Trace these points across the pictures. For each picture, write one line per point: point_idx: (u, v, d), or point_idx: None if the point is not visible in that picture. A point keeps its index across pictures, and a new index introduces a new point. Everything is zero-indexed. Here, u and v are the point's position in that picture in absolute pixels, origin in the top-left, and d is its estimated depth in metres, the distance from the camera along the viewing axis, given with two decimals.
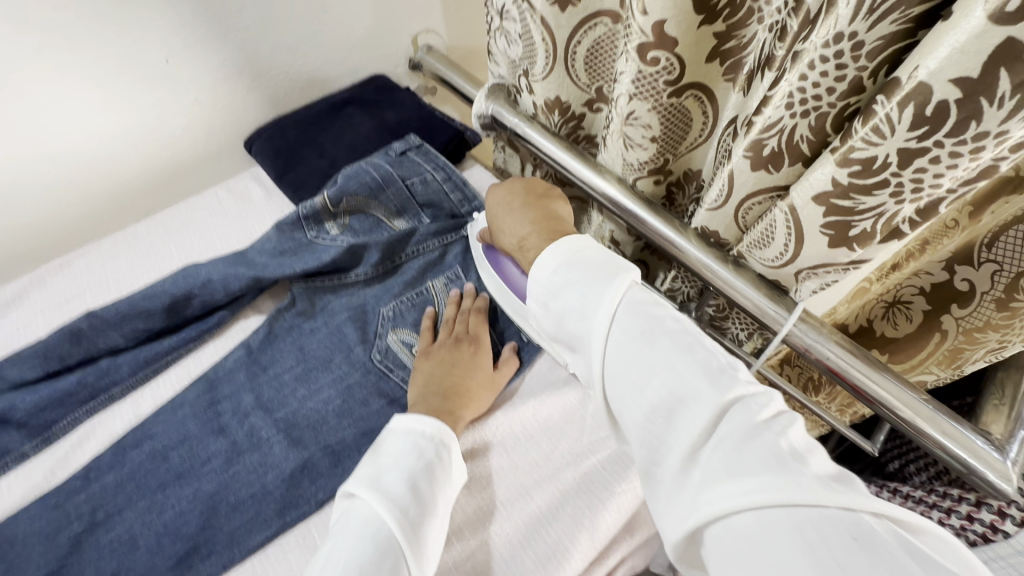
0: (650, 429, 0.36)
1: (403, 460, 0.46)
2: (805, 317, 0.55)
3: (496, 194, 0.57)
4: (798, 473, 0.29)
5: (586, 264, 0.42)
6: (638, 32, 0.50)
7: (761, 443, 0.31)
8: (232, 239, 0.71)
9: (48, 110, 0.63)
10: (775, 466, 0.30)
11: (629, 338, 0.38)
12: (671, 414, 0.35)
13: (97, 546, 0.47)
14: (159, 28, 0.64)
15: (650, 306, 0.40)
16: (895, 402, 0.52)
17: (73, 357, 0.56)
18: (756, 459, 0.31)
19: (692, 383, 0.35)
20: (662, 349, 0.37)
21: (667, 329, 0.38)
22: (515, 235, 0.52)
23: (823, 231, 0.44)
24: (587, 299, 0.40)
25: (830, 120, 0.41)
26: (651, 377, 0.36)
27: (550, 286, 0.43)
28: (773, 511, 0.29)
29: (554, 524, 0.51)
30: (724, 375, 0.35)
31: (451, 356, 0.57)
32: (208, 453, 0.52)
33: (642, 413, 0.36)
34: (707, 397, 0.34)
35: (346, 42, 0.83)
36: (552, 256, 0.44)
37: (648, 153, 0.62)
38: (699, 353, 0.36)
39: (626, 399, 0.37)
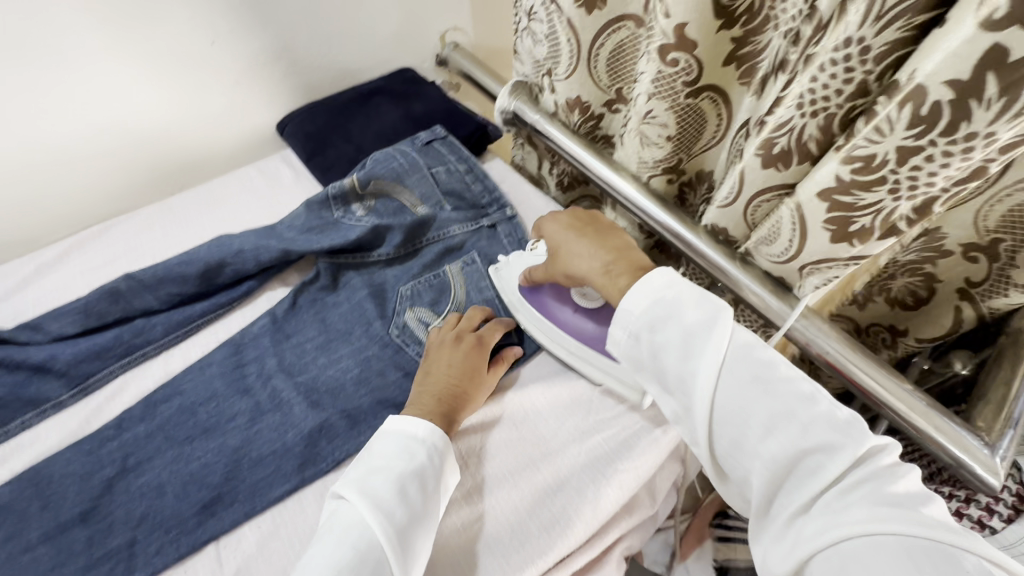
0: (769, 477, 0.38)
1: (393, 463, 0.47)
2: (806, 313, 0.58)
3: (555, 222, 0.56)
4: (907, 508, 0.33)
5: (688, 306, 0.44)
6: (660, 34, 0.53)
7: (876, 488, 0.34)
8: (261, 216, 0.74)
9: (99, 84, 0.67)
10: (887, 503, 0.33)
11: (741, 383, 0.41)
12: (792, 462, 0.38)
13: (127, 489, 0.50)
14: (208, 13, 0.68)
15: (754, 349, 0.42)
16: (889, 396, 0.54)
17: (111, 315, 0.59)
18: (867, 498, 0.34)
19: (825, 436, 0.37)
20: (778, 396, 0.40)
21: (776, 374, 0.41)
22: (590, 265, 0.51)
23: (826, 226, 0.47)
24: (694, 341, 0.43)
25: (837, 120, 0.44)
26: (776, 428, 0.39)
27: (651, 321, 0.45)
28: (877, 536, 0.32)
29: (559, 494, 0.53)
30: (853, 428, 0.38)
31: (452, 355, 0.57)
32: (233, 411, 0.55)
33: (762, 461, 0.39)
34: (844, 449, 0.36)
35: (379, 35, 0.86)
36: (649, 287, 0.46)
37: (664, 151, 0.65)
38: (821, 405, 0.39)
39: (743, 446, 0.40)
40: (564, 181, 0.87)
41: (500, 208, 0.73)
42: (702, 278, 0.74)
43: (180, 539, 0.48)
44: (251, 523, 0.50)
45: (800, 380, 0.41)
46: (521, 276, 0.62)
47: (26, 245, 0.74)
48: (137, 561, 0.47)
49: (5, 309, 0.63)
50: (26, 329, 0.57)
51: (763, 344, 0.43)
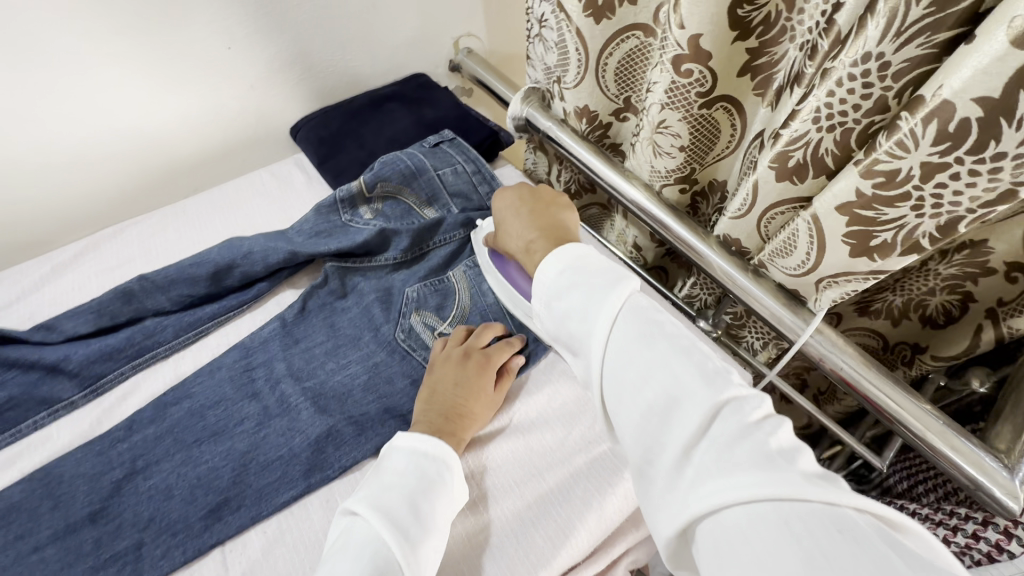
0: (647, 428, 0.36)
1: (407, 479, 0.47)
2: (821, 328, 0.57)
3: (503, 197, 0.59)
4: (784, 468, 0.30)
5: (591, 270, 0.44)
6: (673, 45, 0.53)
7: (756, 445, 0.32)
8: (273, 219, 0.75)
9: (117, 89, 0.68)
10: (763, 463, 0.30)
11: (631, 339, 0.39)
12: (665, 411, 0.36)
13: (135, 491, 0.51)
14: (223, 19, 0.69)
15: (654, 311, 0.41)
16: (899, 411, 0.54)
17: (123, 316, 0.60)
18: (747, 458, 0.31)
19: (691, 383, 0.36)
20: (659, 348, 0.38)
21: (666, 332, 0.39)
22: (518, 240, 0.55)
23: (845, 240, 0.46)
24: (589, 300, 0.42)
25: (855, 135, 0.43)
26: (649, 377, 0.37)
27: (556, 286, 0.45)
28: (759, 503, 0.29)
29: (565, 503, 0.53)
30: (719, 378, 0.36)
31: (458, 373, 0.56)
32: (241, 415, 0.56)
33: (639, 411, 0.37)
34: (703, 397, 0.35)
35: (393, 41, 0.87)
36: (562, 257, 0.46)
37: (676, 161, 0.64)
38: (698, 356, 0.38)
39: (624, 398, 0.38)
40: (571, 188, 0.87)
41: None
42: (713, 289, 0.74)
43: (187, 543, 0.49)
44: (257, 527, 0.51)
45: (686, 338, 0.40)
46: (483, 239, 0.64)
47: (44, 244, 0.75)
48: (144, 563, 0.47)
49: (20, 308, 0.64)
50: (40, 329, 0.58)
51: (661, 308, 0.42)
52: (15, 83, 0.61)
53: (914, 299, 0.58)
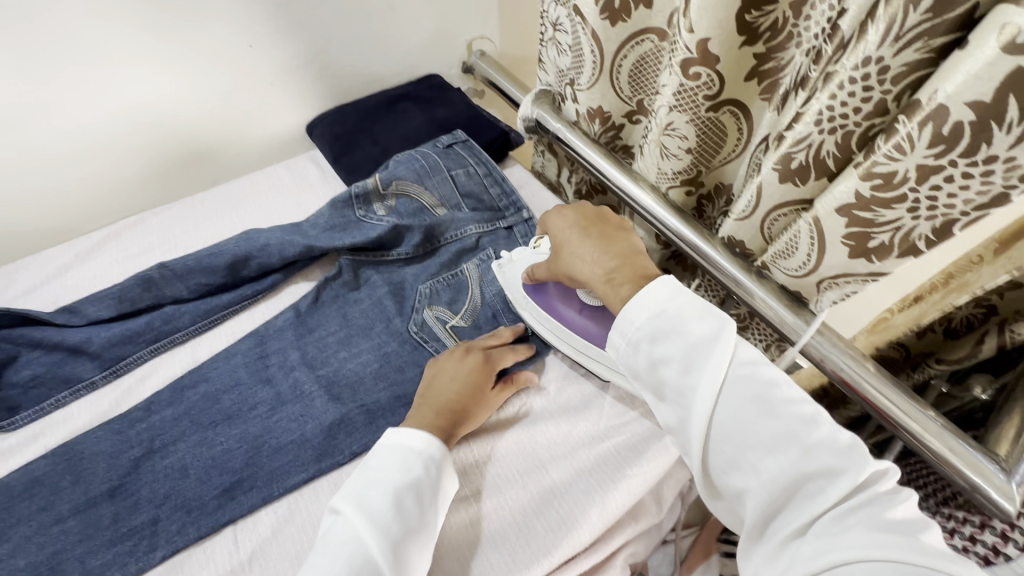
0: (766, 495, 0.40)
1: (390, 476, 0.47)
2: (823, 330, 0.58)
3: (564, 217, 0.57)
4: (906, 535, 0.34)
5: (692, 317, 0.44)
6: (683, 49, 0.54)
7: (873, 513, 0.36)
8: (289, 213, 0.77)
9: (141, 83, 0.70)
10: (884, 530, 0.35)
11: (742, 401, 0.42)
12: (793, 483, 0.39)
13: (152, 470, 0.53)
14: (248, 18, 0.72)
15: (760, 366, 0.43)
16: (905, 416, 0.54)
17: (143, 302, 0.62)
18: (866, 526, 0.35)
19: (828, 460, 0.38)
20: (782, 418, 0.41)
21: (781, 396, 0.42)
22: (593, 270, 0.52)
23: (844, 241, 0.48)
24: (694, 357, 0.43)
25: (855, 138, 0.44)
26: (775, 453, 0.40)
27: (650, 330, 0.45)
28: (869, 563, 0.34)
29: (568, 496, 0.54)
30: (854, 452, 0.39)
31: (456, 369, 0.57)
32: (255, 400, 0.57)
33: (762, 482, 0.40)
34: (845, 475, 0.37)
35: (409, 42, 0.89)
36: (654, 298, 0.46)
37: (683, 163, 0.66)
38: (822, 427, 0.40)
39: (738, 464, 0.41)
40: (581, 190, 0.89)
41: (517, 211, 0.74)
42: (717, 291, 0.75)
43: (201, 520, 0.50)
44: (268, 508, 0.52)
45: (804, 402, 0.41)
46: (525, 276, 0.61)
47: (67, 233, 0.78)
48: (159, 538, 0.49)
49: (43, 293, 0.66)
50: (63, 312, 0.60)
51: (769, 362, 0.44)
52: (44, 75, 0.64)
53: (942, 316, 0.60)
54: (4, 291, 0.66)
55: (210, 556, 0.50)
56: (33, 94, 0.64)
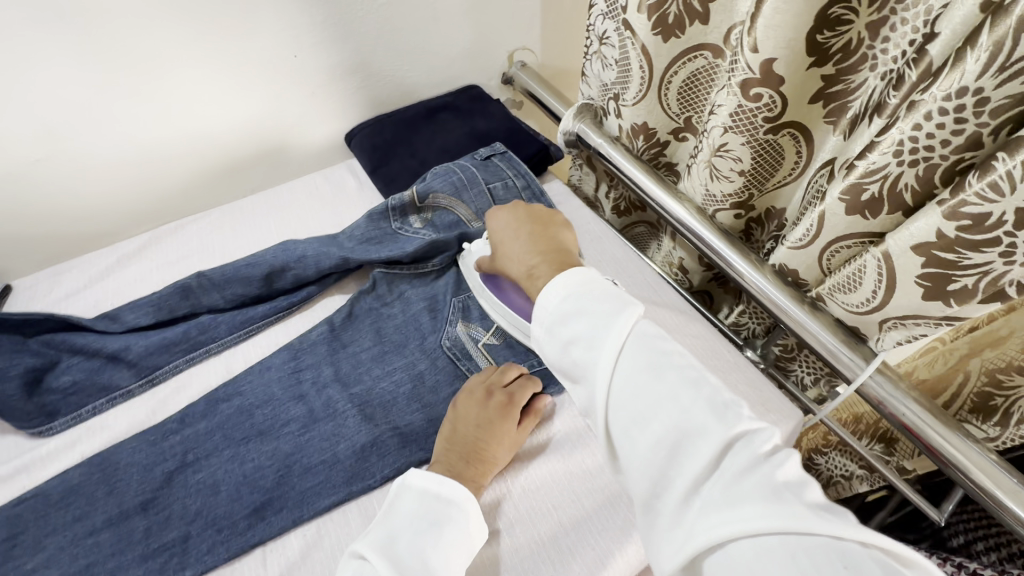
0: (658, 467, 0.35)
1: (418, 523, 0.45)
2: (882, 368, 0.55)
3: (497, 219, 0.56)
4: (789, 501, 0.30)
5: (597, 294, 0.43)
6: (744, 68, 0.52)
7: (763, 476, 0.32)
8: (325, 223, 0.76)
9: (192, 90, 0.71)
10: (770, 495, 0.31)
11: (635, 365, 0.38)
12: (674, 449, 0.35)
13: (185, 484, 0.52)
14: (295, 28, 0.72)
15: (659, 340, 0.40)
16: (952, 450, 0.51)
17: (180, 310, 0.62)
18: (754, 488, 0.31)
19: (706, 419, 0.35)
20: (668, 383, 0.37)
21: (672, 363, 0.38)
22: (518, 267, 0.52)
23: (919, 281, 0.45)
24: (596, 327, 0.40)
25: (940, 172, 0.41)
26: (659, 414, 0.36)
27: (559, 312, 0.43)
28: (764, 537, 0.29)
29: (603, 532, 0.52)
30: (731, 412, 0.35)
31: (479, 412, 0.54)
32: (288, 416, 0.57)
33: (649, 449, 0.35)
34: (716, 433, 0.34)
35: (450, 52, 0.88)
36: (564, 282, 0.44)
37: (734, 185, 0.63)
38: (708, 390, 0.37)
39: (631, 433, 0.37)
40: (621, 205, 0.87)
41: None
42: (763, 318, 0.72)
43: (231, 540, 0.49)
44: (298, 529, 0.51)
45: (695, 369, 0.38)
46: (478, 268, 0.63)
47: (110, 236, 0.79)
48: (189, 556, 0.49)
49: (85, 297, 0.67)
50: (104, 318, 0.60)
51: (668, 337, 0.40)
52: (93, 82, 0.64)
53: (982, 390, 0.54)
54: (48, 294, 0.67)
55: None
56: (83, 99, 0.65)
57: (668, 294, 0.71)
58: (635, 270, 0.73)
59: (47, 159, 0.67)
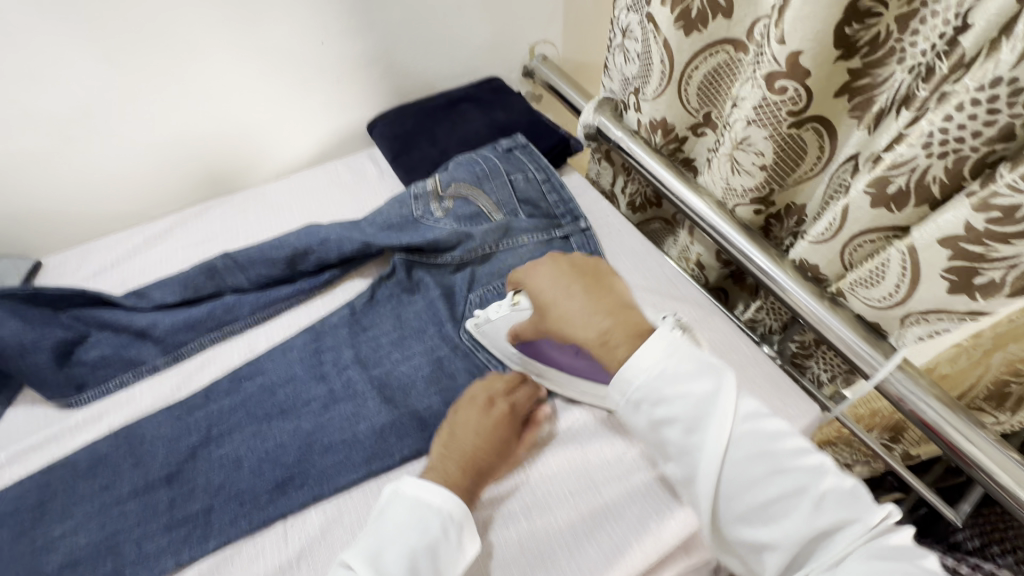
0: (787, 553, 0.39)
1: (408, 535, 0.45)
2: (904, 365, 0.54)
3: (541, 275, 0.53)
4: (903, 562, 0.36)
5: (688, 373, 0.44)
6: (770, 61, 0.52)
7: (880, 544, 0.37)
8: (346, 210, 0.77)
9: (221, 75, 0.72)
10: (886, 560, 0.36)
11: (748, 456, 0.42)
12: (803, 538, 0.39)
13: (209, 458, 0.53)
14: (322, 16, 0.73)
15: (762, 420, 0.43)
16: (977, 451, 0.51)
17: (205, 290, 0.63)
18: (871, 557, 0.36)
19: (835, 510, 0.39)
20: (788, 473, 0.41)
21: (784, 449, 0.42)
22: (585, 332, 0.49)
23: (945, 275, 0.45)
24: (699, 414, 0.43)
25: (970, 164, 0.41)
26: (783, 504, 0.40)
27: (650, 391, 0.45)
28: None
29: (619, 521, 0.52)
30: (860, 499, 0.40)
31: (480, 421, 0.53)
32: (309, 396, 0.58)
33: (781, 539, 0.39)
34: (847, 522, 0.38)
35: (472, 44, 0.89)
36: (649, 355, 0.45)
37: (755, 180, 0.62)
38: (828, 478, 0.41)
39: (755, 523, 0.41)
40: (636, 200, 0.87)
41: (574, 220, 0.73)
42: (780, 314, 0.72)
43: (253, 513, 0.50)
44: (318, 507, 0.52)
45: (808, 452, 0.42)
46: (509, 335, 0.59)
47: (137, 217, 0.80)
48: (213, 528, 0.50)
49: (113, 275, 0.68)
50: (132, 295, 0.61)
51: (770, 414, 0.44)
52: (123, 64, 0.66)
53: (999, 377, 0.57)
54: (77, 272, 0.68)
55: (260, 551, 0.49)
56: (116, 82, 0.67)
57: (685, 288, 0.71)
58: (653, 264, 0.73)
59: (79, 139, 0.69)
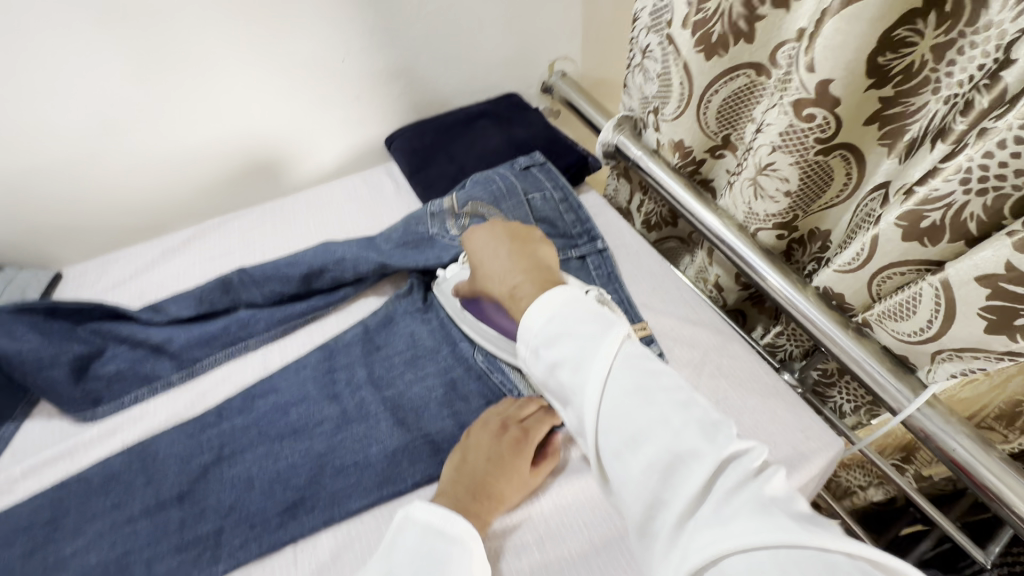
0: (655, 494, 0.35)
1: (417, 562, 0.43)
2: (932, 402, 0.52)
3: (479, 238, 0.56)
4: (777, 515, 0.31)
5: (581, 316, 0.44)
6: (798, 88, 0.51)
7: (753, 491, 0.32)
8: (362, 225, 0.77)
9: (240, 89, 0.73)
10: (757, 509, 0.31)
11: (625, 389, 0.39)
12: (668, 471, 0.35)
13: (220, 478, 0.53)
14: (343, 31, 0.73)
15: (644, 358, 0.41)
16: (1004, 490, 0.49)
17: (220, 304, 0.63)
18: (741, 504, 0.32)
19: (697, 442, 0.35)
20: (658, 404, 0.37)
21: (661, 385, 0.39)
22: (501, 285, 0.52)
23: (982, 313, 0.43)
24: (582, 350, 0.41)
25: (1011, 203, 0.40)
26: (652, 437, 0.36)
27: (545, 334, 0.44)
28: (756, 551, 0.29)
29: (635, 556, 0.50)
30: (723, 434, 0.36)
31: (492, 448, 0.52)
32: (322, 416, 0.57)
33: (646, 475, 0.35)
34: (708, 456, 0.34)
35: (492, 60, 0.88)
36: (547, 303, 0.46)
37: (779, 207, 0.61)
38: (698, 412, 0.37)
39: (624, 459, 0.37)
40: (652, 220, 0.86)
41: (591, 240, 0.72)
42: (801, 340, 0.70)
43: (263, 536, 0.50)
44: (328, 531, 0.51)
45: (684, 390, 0.39)
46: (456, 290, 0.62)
47: (159, 229, 0.81)
48: (222, 550, 0.49)
49: (131, 287, 0.68)
50: (149, 309, 0.62)
51: (653, 357, 0.42)
52: (145, 79, 0.66)
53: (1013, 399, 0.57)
54: (97, 283, 0.69)
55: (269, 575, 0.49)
56: (141, 96, 0.68)
57: (703, 312, 0.70)
58: (671, 286, 0.72)
59: (102, 151, 0.70)
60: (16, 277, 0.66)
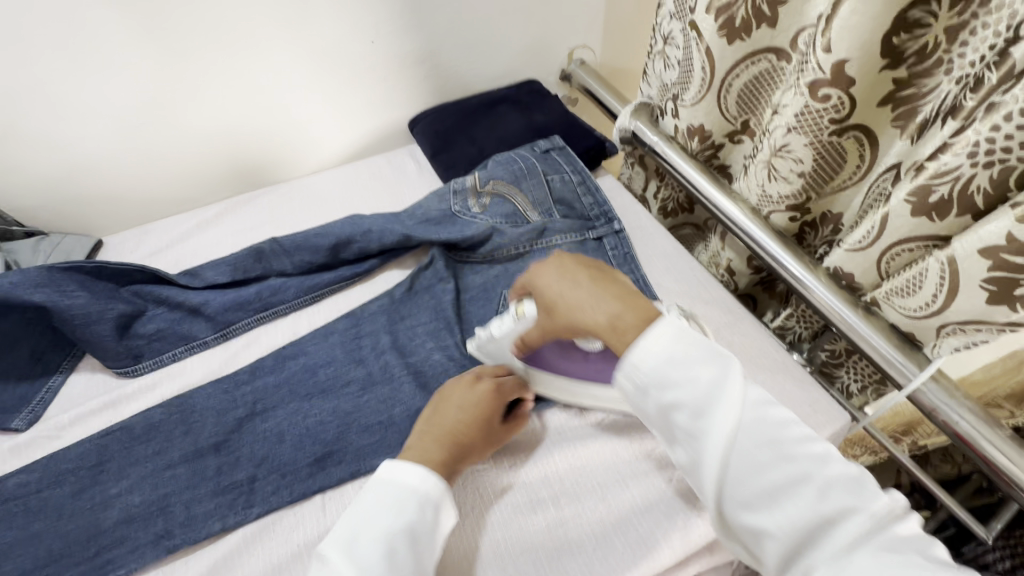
0: (792, 545, 0.36)
1: (382, 518, 0.45)
2: (938, 377, 0.54)
3: (547, 269, 0.49)
4: (907, 553, 0.33)
5: (697, 357, 0.40)
6: (814, 69, 0.53)
7: (885, 536, 0.34)
8: (385, 203, 0.80)
9: (275, 70, 0.76)
10: (890, 550, 0.33)
11: (755, 441, 0.38)
12: (808, 526, 0.36)
13: (253, 431, 0.56)
14: (374, 16, 0.76)
15: (770, 406, 0.40)
16: (1007, 463, 0.50)
17: (253, 272, 0.66)
18: (875, 546, 0.34)
19: (843, 499, 0.35)
20: (796, 459, 0.37)
21: (791, 436, 0.38)
22: (595, 318, 0.45)
23: (985, 285, 0.45)
24: (706, 397, 0.39)
25: (1015, 176, 0.42)
26: (787, 491, 0.37)
27: (657, 375, 0.41)
28: None
29: (646, 516, 0.53)
30: (865, 486, 0.36)
31: (464, 396, 0.54)
32: (348, 377, 0.60)
33: (781, 528, 0.36)
34: (855, 512, 0.35)
35: (514, 47, 0.91)
36: (656, 340, 0.41)
37: (791, 187, 0.63)
38: (836, 466, 0.37)
39: (753, 508, 0.38)
40: (668, 206, 0.88)
41: (608, 221, 0.74)
42: (811, 322, 0.71)
43: (293, 485, 0.53)
44: (354, 482, 0.54)
45: (814, 439, 0.39)
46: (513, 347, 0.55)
47: (191, 203, 0.84)
48: (255, 496, 0.52)
49: (167, 255, 0.72)
50: (186, 274, 0.65)
51: (776, 401, 0.40)
52: (186, 59, 0.69)
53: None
54: (135, 250, 0.72)
55: (299, 520, 0.51)
56: (182, 75, 0.71)
57: (716, 292, 0.71)
58: (685, 267, 0.74)
59: (142, 126, 0.73)
60: (61, 242, 0.70)
